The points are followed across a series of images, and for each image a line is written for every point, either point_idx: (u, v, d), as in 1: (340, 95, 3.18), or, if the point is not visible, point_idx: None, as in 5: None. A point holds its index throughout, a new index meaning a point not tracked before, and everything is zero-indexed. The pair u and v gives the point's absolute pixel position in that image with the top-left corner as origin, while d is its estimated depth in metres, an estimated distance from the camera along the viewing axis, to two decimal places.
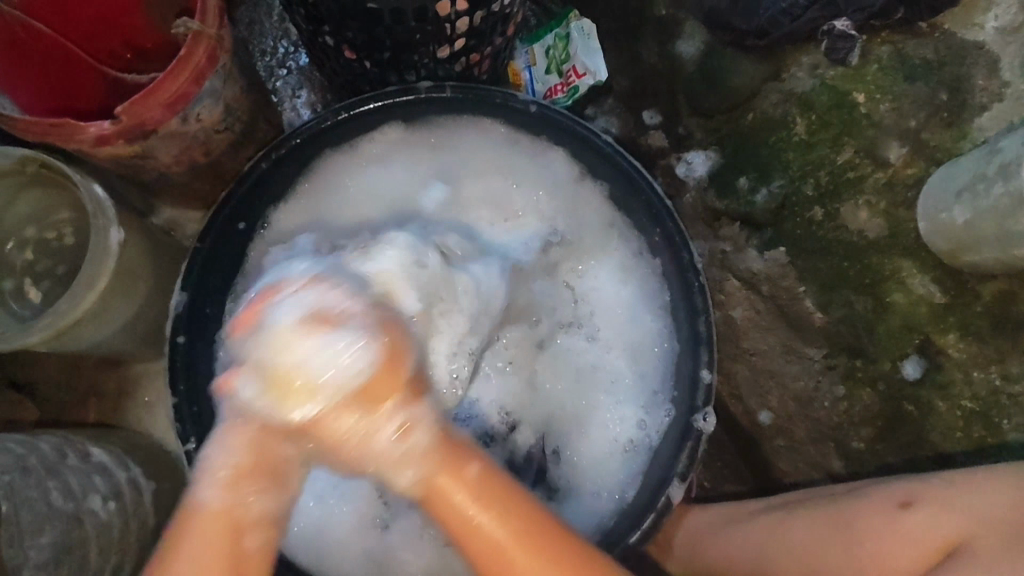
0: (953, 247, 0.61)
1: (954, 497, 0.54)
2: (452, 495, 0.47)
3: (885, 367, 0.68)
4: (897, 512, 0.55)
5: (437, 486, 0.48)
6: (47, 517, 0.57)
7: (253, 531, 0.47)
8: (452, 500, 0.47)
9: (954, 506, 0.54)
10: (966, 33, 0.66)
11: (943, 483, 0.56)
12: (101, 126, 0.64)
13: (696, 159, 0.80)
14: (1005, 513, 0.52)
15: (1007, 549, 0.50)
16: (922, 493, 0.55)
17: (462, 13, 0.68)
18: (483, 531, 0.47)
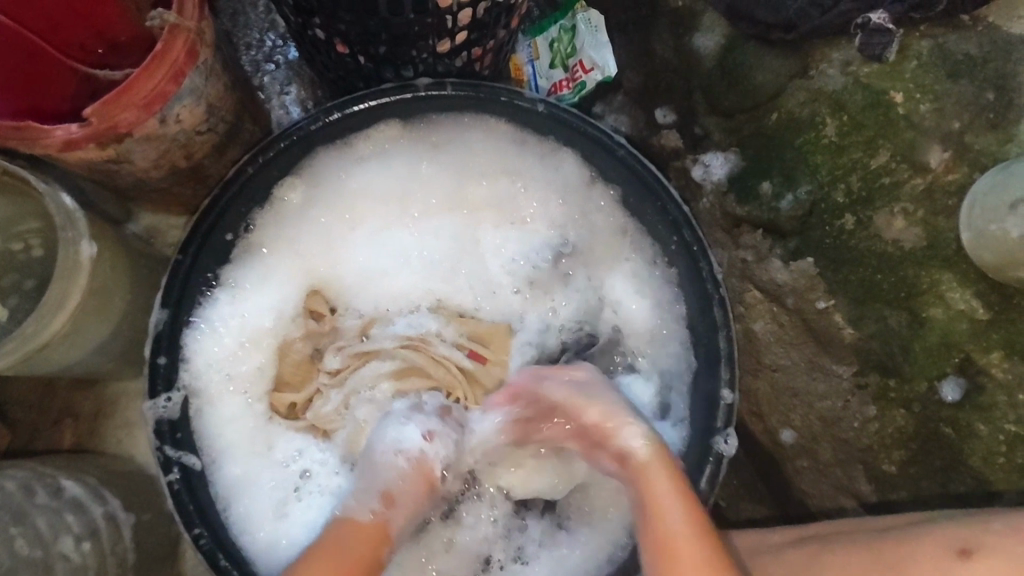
0: (1001, 260, 0.56)
1: (1015, 544, 0.50)
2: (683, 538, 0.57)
3: (921, 388, 0.64)
4: (954, 561, 0.51)
5: (648, 486, 0.60)
6: (9, 568, 0.53)
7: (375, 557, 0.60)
8: (678, 538, 0.57)
9: (1018, 556, 0.50)
10: (1011, 26, 0.62)
11: (1001, 527, 0.51)
12: (69, 130, 0.59)
13: (715, 160, 0.75)
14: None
15: None
16: (980, 539, 0.51)
17: (465, 4, 0.62)
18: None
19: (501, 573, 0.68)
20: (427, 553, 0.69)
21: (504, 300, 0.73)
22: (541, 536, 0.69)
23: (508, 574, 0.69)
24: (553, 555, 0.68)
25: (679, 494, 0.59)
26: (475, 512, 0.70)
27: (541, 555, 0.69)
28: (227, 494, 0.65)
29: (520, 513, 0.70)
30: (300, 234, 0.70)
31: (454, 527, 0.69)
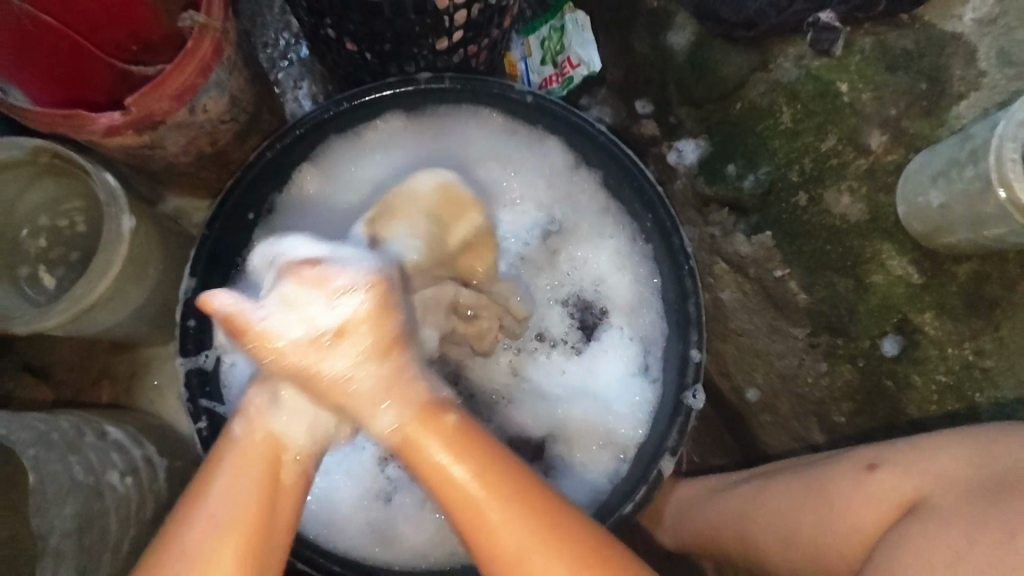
0: (928, 229, 0.65)
1: (916, 459, 0.57)
2: (474, 497, 0.49)
3: (865, 344, 0.72)
4: (862, 476, 0.59)
5: (414, 449, 0.51)
6: (68, 490, 0.60)
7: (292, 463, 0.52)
8: (455, 489, 0.50)
9: (916, 469, 0.56)
10: (945, 25, 0.69)
11: (904, 446, 0.58)
12: (112, 118, 0.66)
13: (687, 146, 0.83)
14: (956, 472, 0.54)
15: (960, 500, 0.52)
16: (885, 456, 0.59)
17: (460, 6, 0.70)
18: (502, 529, 0.49)
19: None
20: (425, 496, 0.75)
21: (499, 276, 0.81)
22: None
23: None
24: None
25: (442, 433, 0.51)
26: None
27: None
28: None
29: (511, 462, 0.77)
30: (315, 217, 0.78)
31: None
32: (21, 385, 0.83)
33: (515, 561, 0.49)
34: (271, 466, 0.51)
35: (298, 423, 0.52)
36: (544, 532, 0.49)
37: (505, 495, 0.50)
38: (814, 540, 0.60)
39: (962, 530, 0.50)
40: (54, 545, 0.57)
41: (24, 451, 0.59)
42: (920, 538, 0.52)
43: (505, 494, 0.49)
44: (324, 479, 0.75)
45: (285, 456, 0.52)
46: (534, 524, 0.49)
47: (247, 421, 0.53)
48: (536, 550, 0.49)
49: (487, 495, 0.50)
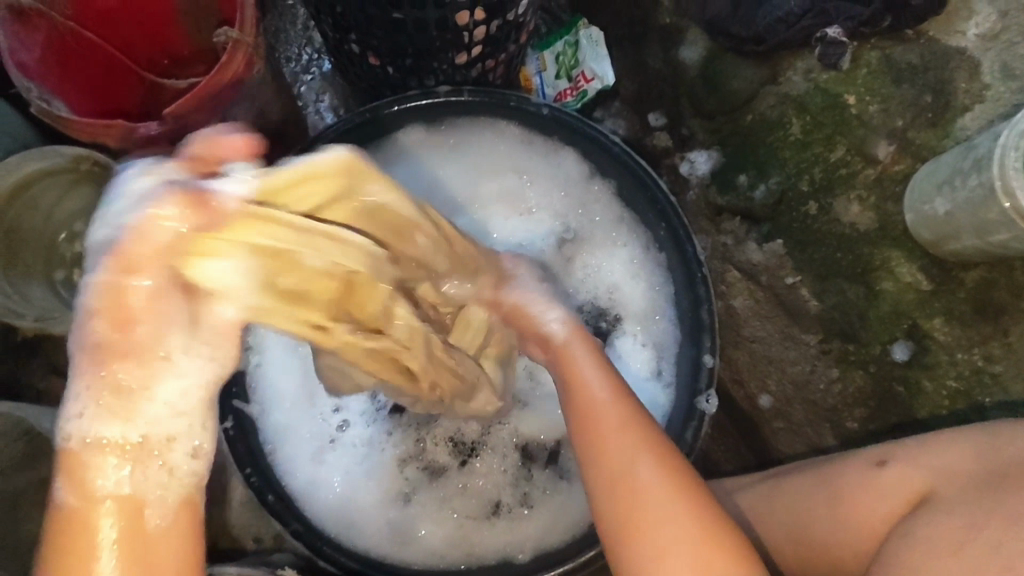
0: (936, 236, 0.66)
1: (925, 456, 0.58)
2: (607, 419, 0.55)
3: (875, 350, 0.73)
4: (871, 471, 0.60)
5: (592, 412, 0.56)
6: None
7: (156, 507, 0.37)
8: (601, 421, 0.55)
9: (922, 463, 0.58)
10: (950, 40, 0.71)
11: (914, 443, 0.60)
12: (150, 128, 0.69)
13: (700, 157, 0.86)
14: (962, 467, 0.55)
15: (963, 490, 0.53)
16: (893, 452, 0.61)
17: (480, 22, 0.74)
18: (619, 452, 0.53)
19: (510, 515, 0.76)
20: (446, 497, 0.77)
21: None
22: (546, 484, 0.77)
23: (516, 518, 0.76)
24: (555, 501, 0.76)
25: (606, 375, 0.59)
26: (487, 460, 0.78)
27: (546, 500, 0.76)
28: (274, 440, 0.75)
29: (528, 464, 0.78)
30: None
31: (468, 475, 0.78)
32: (54, 386, 0.86)
33: (637, 489, 0.51)
34: (131, 531, 0.36)
35: (184, 401, 0.38)
36: (673, 469, 0.52)
37: (635, 418, 0.55)
38: (827, 536, 0.61)
39: (963, 514, 0.52)
40: None
41: None
42: (925, 526, 0.53)
43: (636, 423, 0.55)
44: (344, 479, 0.76)
45: (150, 523, 0.37)
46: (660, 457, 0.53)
47: (78, 477, 0.36)
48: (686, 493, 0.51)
49: (611, 418, 0.55)
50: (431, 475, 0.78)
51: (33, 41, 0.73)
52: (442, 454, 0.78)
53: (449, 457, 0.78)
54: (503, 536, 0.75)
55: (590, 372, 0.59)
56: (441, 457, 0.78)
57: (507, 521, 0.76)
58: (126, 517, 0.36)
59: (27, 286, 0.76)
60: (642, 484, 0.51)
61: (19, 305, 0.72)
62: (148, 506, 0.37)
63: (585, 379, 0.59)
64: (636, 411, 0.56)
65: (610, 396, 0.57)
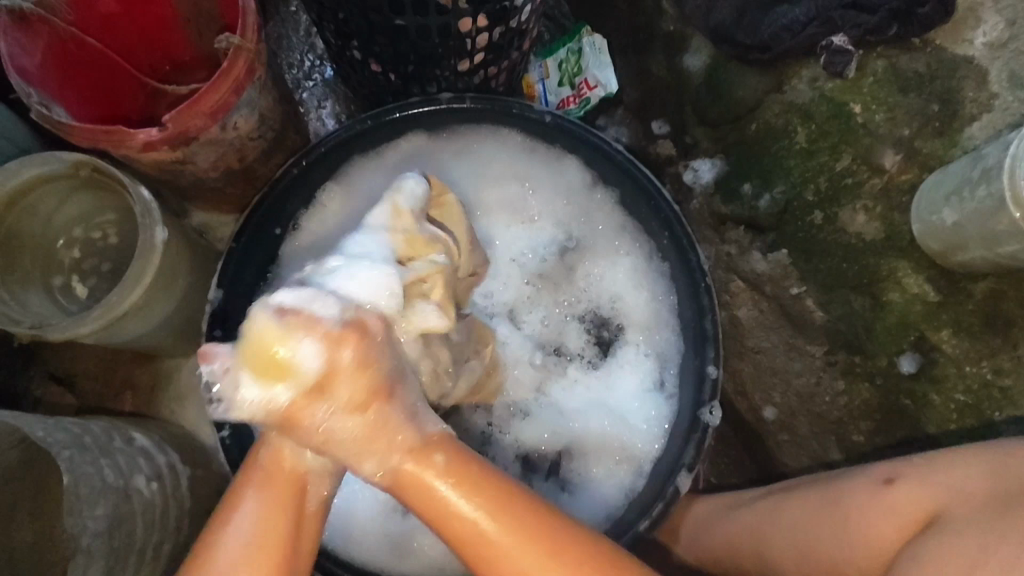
0: (943, 247, 0.65)
1: (934, 474, 0.57)
2: (481, 531, 0.45)
3: (881, 362, 0.72)
4: (880, 490, 0.59)
5: (416, 490, 0.46)
6: (99, 491, 0.65)
7: (311, 491, 0.48)
8: (438, 509, 0.46)
9: (932, 482, 0.57)
10: (957, 48, 0.71)
11: (922, 461, 0.59)
12: (149, 134, 0.68)
13: (703, 165, 0.85)
14: (973, 488, 0.54)
15: (976, 515, 0.53)
16: (902, 470, 0.59)
17: (482, 29, 0.73)
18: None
19: None
20: None
21: (517, 294, 0.82)
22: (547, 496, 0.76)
23: None
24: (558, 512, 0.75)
25: (450, 471, 0.46)
26: None
27: None
28: None
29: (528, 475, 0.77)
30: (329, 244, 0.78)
31: None
32: (50, 393, 0.86)
33: (478, 541, 0.45)
34: (291, 500, 0.47)
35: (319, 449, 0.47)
36: (528, 545, 0.45)
37: (508, 524, 0.45)
38: (832, 556, 0.60)
39: (976, 540, 0.51)
40: (86, 543, 0.62)
41: (59, 454, 0.63)
42: (939, 553, 0.52)
43: (509, 521, 0.45)
44: (341, 489, 0.74)
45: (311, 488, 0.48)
46: (521, 539, 0.45)
47: (263, 482, 0.47)
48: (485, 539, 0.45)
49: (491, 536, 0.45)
50: None
51: (35, 46, 0.71)
52: None
53: None
54: None
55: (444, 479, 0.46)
56: None
57: None
58: (281, 504, 0.46)
59: (24, 293, 0.75)
60: None
61: (15, 311, 0.71)
62: (304, 488, 0.47)
63: (437, 489, 0.46)
64: (515, 516, 0.45)
65: (467, 500, 0.45)
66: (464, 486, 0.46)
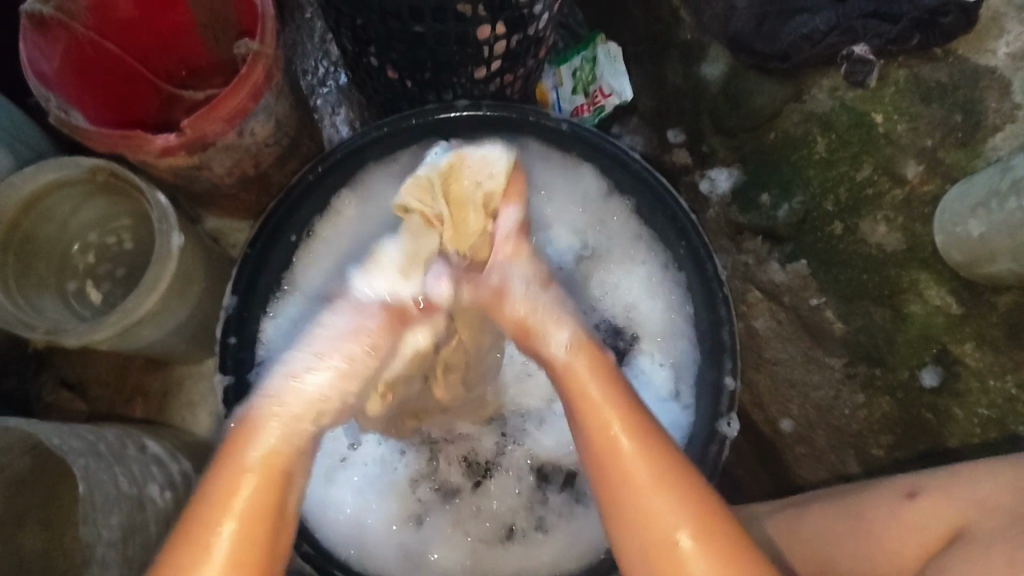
0: (968, 259, 0.65)
1: (957, 488, 0.57)
2: (638, 484, 0.52)
3: (903, 375, 0.71)
4: (901, 504, 0.59)
5: (578, 385, 0.57)
6: (114, 499, 0.64)
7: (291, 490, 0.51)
8: (625, 463, 0.52)
9: (956, 496, 0.57)
10: (979, 58, 0.70)
11: (942, 474, 0.59)
12: (168, 139, 0.68)
13: (720, 175, 0.84)
14: (999, 500, 0.54)
15: (1004, 529, 0.52)
16: (922, 483, 0.59)
17: (500, 37, 0.73)
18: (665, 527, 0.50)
19: (524, 539, 0.74)
20: (458, 518, 0.75)
21: None
22: (561, 508, 0.74)
23: (530, 541, 0.73)
24: (570, 525, 0.74)
25: (622, 416, 0.54)
26: (500, 482, 0.76)
27: (561, 524, 0.74)
28: None
29: (541, 487, 0.76)
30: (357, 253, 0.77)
31: (481, 497, 0.76)
32: (61, 399, 0.86)
33: (653, 521, 0.51)
34: (276, 486, 0.50)
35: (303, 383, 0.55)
36: (700, 518, 0.51)
37: (673, 485, 0.52)
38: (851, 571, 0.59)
39: (1008, 554, 0.51)
40: (100, 553, 0.62)
41: (75, 462, 0.62)
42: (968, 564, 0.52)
43: (673, 484, 0.51)
44: (356, 498, 0.74)
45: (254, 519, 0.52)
46: (682, 492, 0.51)
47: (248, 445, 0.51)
48: (658, 489, 0.51)
49: (641, 485, 0.52)
50: (444, 495, 0.76)
51: (54, 51, 0.71)
52: (454, 473, 0.76)
53: (462, 477, 0.76)
54: (517, 561, 0.72)
55: (612, 421, 0.54)
56: (454, 476, 0.76)
57: (521, 545, 0.73)
58: (268, 484, 0.50)
59: (40, 298, 0.75)
60: (683, 558, 0.50)
61: (30, 316, 0.70)
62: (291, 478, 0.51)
63: (603, 423, 0.54)
64: (682, 484, 0.52)
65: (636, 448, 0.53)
66: (658, 458, 0.53)
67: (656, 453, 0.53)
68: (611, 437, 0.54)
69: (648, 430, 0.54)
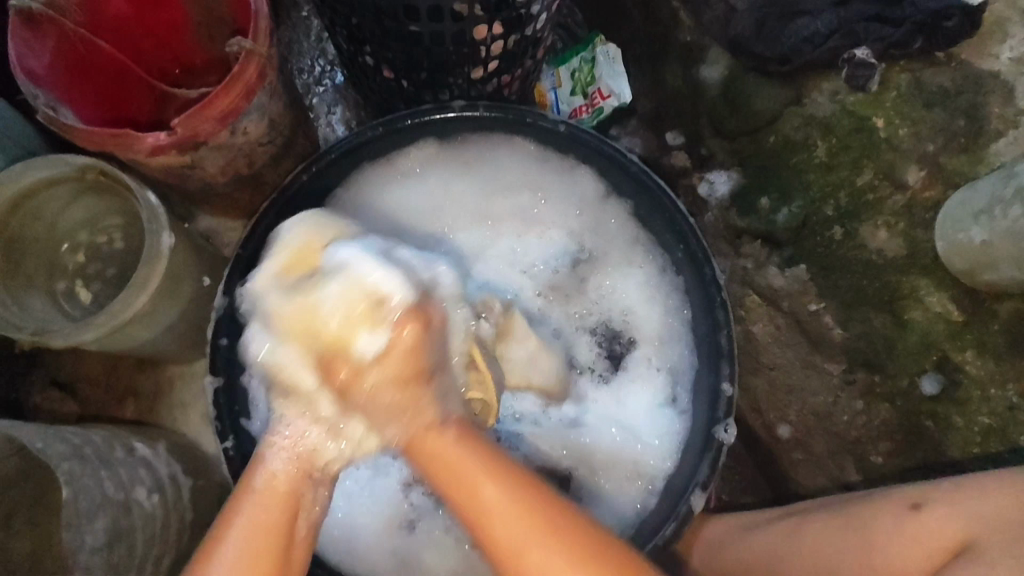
0: (969, 266, 0.64)
1: (964, 500, 0.56)
2: (489, 503, 0.53)
3: (903, 382, 0.71)
4: (906, 516, 0.58)
5: (436, 448, 0.56)
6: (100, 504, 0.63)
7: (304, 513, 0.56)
8: (482, 507, 0.53)
9: (962, 509, 0.56)
10: (982, 63, 0.70)
11: (950, 486, 0.58)
12: (158, 138, 0.67)
13: (719, 178, 0.83)
14: (1005, 514, 0.53)
15: (1010, 545, 0.51)
16: (930, 495, 0.58)
17: (498, 37, 0.72)
18: (515, 540, 0.52)
19: None
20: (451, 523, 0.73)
21: (526, 307, 0.78)
22: None
23: None
24: None
25: (470, 448, 0.55)
26: None
27: None
28: None
29: None
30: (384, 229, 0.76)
31: None
32: (48, 399, 0.84)
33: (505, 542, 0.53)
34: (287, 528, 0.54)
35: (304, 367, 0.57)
36: (553, 528, 0.52)
37: (523, 500, 0.53)
38: None
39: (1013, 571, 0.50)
40: (83, 561, 0.63)
41: (59, 467, 0.62)
42: None
43: (526, 504, 0.53)
44: (347, 503, 0.73)
45: (302, 505, 0.56)
46: (542, 535, 0.52)
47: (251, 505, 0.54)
48: (509, 512, 0.52)
49: (497, 508, 0.53)
50: (435, 501, 0.73)
51: (44, 48, 0.70)
52: None
53: None
54: None
55: (453, 450, 0.56)
56: None
57: None
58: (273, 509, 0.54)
59: (28, 297, 0.73)
60: None
61: (16, 316, 0.70)
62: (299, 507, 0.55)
63: (453, 459, 0.55)
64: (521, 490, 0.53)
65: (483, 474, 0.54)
66: (507, 479, 0.54)
67: (501, 499, 0.53)
68: (456, 464, 0.55)
69: (515, 486, 0.53)
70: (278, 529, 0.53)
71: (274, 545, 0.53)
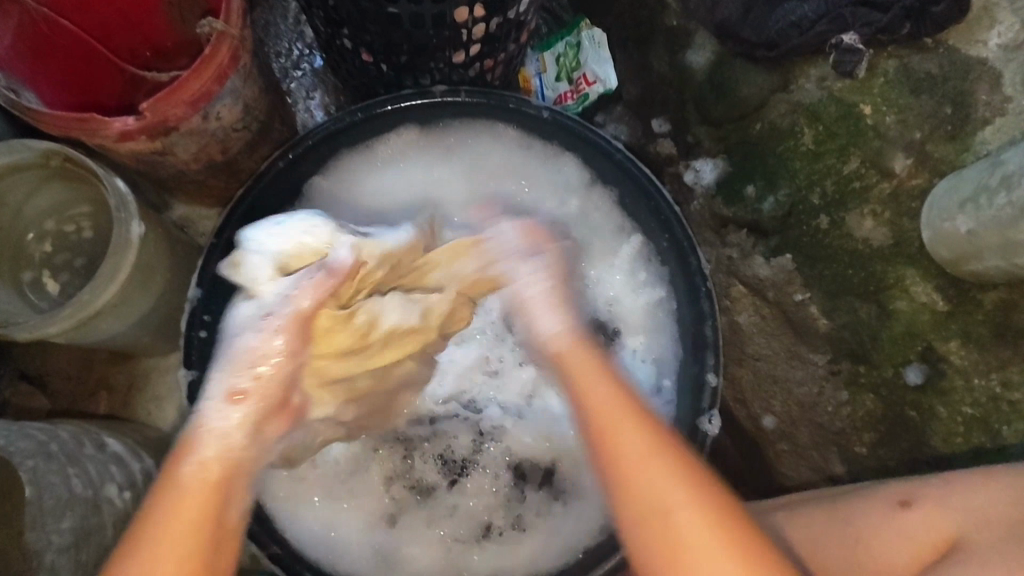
0: (955, 256, 0.63)
1: (952, 498, 0.56)
2: (668, 494, 0.54)
3: (887, 373, 0.70)
4: (895, 514, 0.57)
5: (613, 442, 0.58)
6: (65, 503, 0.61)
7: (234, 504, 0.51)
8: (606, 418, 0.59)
9: (950, 507, 0.56)
10: (970, 50, 0.69)
11: (939, 483, 0.57)
12: (126, 122, 0.65)
13: (705, 166, 0.82)
14: (996, 512, 0.53)
15: (999, 543, 0.52)
16: (919, 493, 0.57)
17: (479, 19, 0.70)
18: (671, 499, 0.54)
19: (500, 538, 0.72)
20: (434, 518, 0.72)
21: None
22: (539, 506, 0.72)
23: (507, 540, 0.72)
24: (548, 524, 0.71)
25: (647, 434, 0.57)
26: (477, 481, 0.74)
27: (538, 523, 0.72)
28: None
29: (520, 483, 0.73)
30: (381, 187, 0.76)
31: (458, 495, 0.73)
32: (19, 394, 0.82)
33: (653, 503, 0.55)
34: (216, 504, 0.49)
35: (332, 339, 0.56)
36: (713, 513, 0.53)
37: (692, 472, 0.56)
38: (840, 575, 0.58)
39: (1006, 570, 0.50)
40: (50, 560, 0.58)
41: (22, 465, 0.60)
42: None
43: (678, 462, 0.56)
44: (326, 500, 0.71)
45: (233, 495, 0.50)
46: (673, 475, 0.55)
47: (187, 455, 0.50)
48: (704, 506, 0.53)
49: (631, 441, 0.57)
50: (419, 495, 0.73)
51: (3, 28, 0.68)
52: (431, 472, 0.74)
53: (438, 474, 0.74)
54: (492, 561, 0.71)
55: (633, 439, 0.57)
56: (430, 475, 0.74)
57: (497, 545, 0.71)
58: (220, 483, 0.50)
59: None
60: (691, 541, 0.53)
61: None
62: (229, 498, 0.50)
63: (629, 441, 0.57)
64: (656, 442, 0.57)
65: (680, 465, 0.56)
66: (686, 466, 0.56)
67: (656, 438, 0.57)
68: (632, 446, 0.57)
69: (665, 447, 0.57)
70: (201, 526, 0.48)
71: (198, 553, 0.47)
